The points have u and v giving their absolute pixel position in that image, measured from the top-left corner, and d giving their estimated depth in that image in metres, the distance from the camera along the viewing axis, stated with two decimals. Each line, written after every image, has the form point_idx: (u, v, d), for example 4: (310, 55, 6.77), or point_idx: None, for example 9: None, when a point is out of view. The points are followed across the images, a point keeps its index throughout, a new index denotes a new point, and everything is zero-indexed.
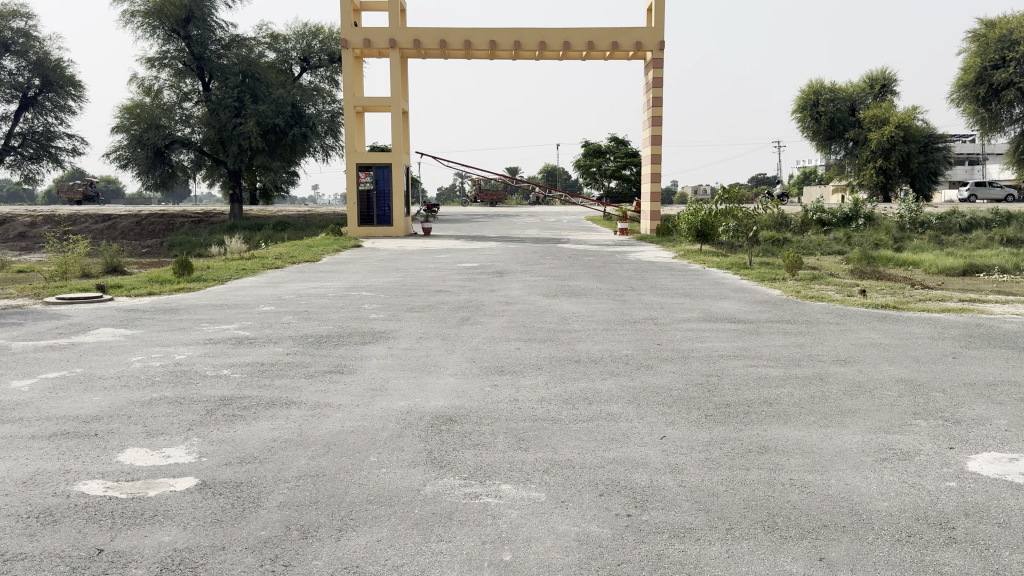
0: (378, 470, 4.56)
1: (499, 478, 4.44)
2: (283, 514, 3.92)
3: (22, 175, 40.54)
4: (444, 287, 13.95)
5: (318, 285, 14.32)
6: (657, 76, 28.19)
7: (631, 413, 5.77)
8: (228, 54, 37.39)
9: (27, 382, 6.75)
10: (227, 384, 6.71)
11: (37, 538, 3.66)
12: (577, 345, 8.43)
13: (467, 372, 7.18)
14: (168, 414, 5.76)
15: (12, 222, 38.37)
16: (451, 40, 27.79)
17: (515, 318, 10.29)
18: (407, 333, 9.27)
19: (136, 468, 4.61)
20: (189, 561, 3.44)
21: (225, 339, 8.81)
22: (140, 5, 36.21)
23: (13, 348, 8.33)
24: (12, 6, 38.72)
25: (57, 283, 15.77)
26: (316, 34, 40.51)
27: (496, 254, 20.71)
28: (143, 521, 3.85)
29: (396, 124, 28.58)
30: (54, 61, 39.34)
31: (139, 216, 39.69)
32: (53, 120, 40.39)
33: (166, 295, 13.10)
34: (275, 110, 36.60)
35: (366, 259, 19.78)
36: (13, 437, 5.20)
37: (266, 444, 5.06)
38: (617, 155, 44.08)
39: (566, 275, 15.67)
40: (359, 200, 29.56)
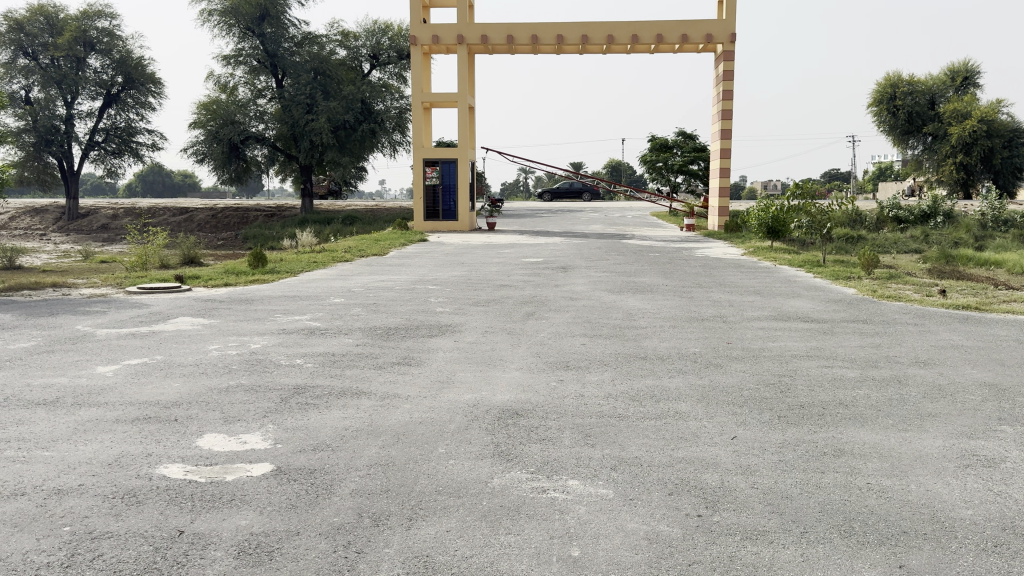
0: (447, 462, 4.59)
1: (566, 474, 4.42)
2: (354, 502, 3.99)
3: (105, 169, 42.11)
4: (509, 281, 13.98)
5: (385, 279, 14.53)
6: (728, 69, 27.66)
7: (699, 413, 5.67)
8: (301, 52, 38.21)
9: (111, 369, 7.01)
10: (299, 374, 6.85)
11: (122, 518, 3.80)
12: (644, 341, 8.35)
13: (533, 367, 7.17)
14: (245, 401, 5.93)
15: (96, 215, 40.09)
16: (518, 36, 27.82)
17: (580, 314, 10.21)
18: (473, 326, 9.34)
19: (214, 453, 4.76)
20: (265, 545, 3.52)
21: (298, 330, 9.04)
22: (217, 4, 37.29)
23: (98, 335, 8.67)
24: (98, 6, 40.28)
25: (138, 273, 16.37)
26: (385, 31, 40.84)
27: (561, 250, 20.62)
28: (221, 505, 3.96)
29: (463, 119, 28.73)
30: (136, 60, 40.78)
31: (215, 208, 40.99)
32: (135, 116, 41.77)
33: (240, 285, 13.52)
34: (345, 107, 37.22)
35: (431, 254, 19.94)
36: (100, 419, 5.43)
37: (338, 433, 5.15)
38: (685, 150, 43.21)
39: (631, 271, 15.47)
40: (425, 195, 29.85)
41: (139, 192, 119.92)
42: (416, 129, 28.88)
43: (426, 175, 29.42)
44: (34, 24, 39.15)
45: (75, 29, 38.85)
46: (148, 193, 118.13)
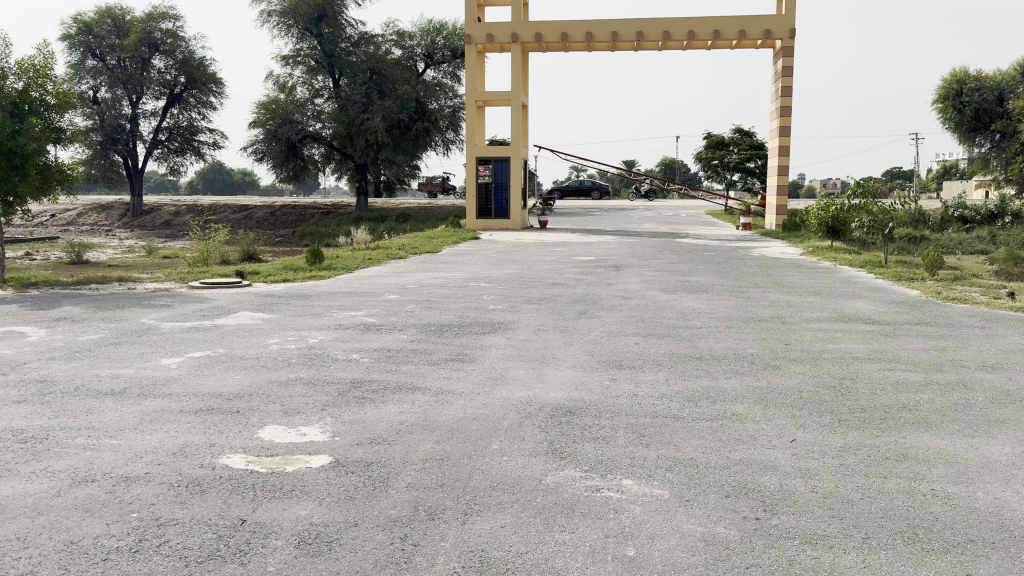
0: (500, 458, 4.60)
1: (620, 473, 4.39)
2: (410, 495, 4.03)
3: (168, 167, 43.31)
4: (561, 279, 13.95)
5: (438, 276, 14.62)
6: (787, 65, 27.14)
7: (757, 415, 5.58)
8: (357, 52, 38.68)
9: (175, 361, 7.22)
10: (356, 369, 6.95)
11: (187, 506, 3.92)
12: (699, 342, 8.25)
13: (586, 365, 7.14)
14: (303, 394, 6.05)
15: (160, 212, 41.29)
16: (572, 33, 27.72)
17: (634, 313, 10.14)
18: (526, 324, 9.35)
19: (274, 444, 4.86)
20: (324, 535, 3.59)
21: (353, 325, 9.18)
22: (277, 5, 38.00)
23: (162, 328, 8.92)
24: (163, 8, 41.35)
25: (200, 269, 16.78)
26: (440, 30, 40.90)
27: (614, 248, 20.50)
28: (281, 495, 4.05)
29: (516, 117, 28.75)
30: (198, 60, 41.79)
31: (273, 206, 41.83)
32: (196, 115, 42.83)
33: (298, 281, 13.76)
34: (400, 106, 37.61)
35: (484, 251, 20.01)
36: (165, 410, 5.59)
37: (393, 427, 5.21)
38: (741, 147, 42.51)
39: (685, 271, 15.28)
40: (478, 193, 29.98)
41: (199, 189, 122.76)
42: (469, 127, 29.02)
43: (479, 173, 29.53)
44: (101, 27, 40.43)
45: (140, 31, 39.96)
46: (208, 190, 120.91)
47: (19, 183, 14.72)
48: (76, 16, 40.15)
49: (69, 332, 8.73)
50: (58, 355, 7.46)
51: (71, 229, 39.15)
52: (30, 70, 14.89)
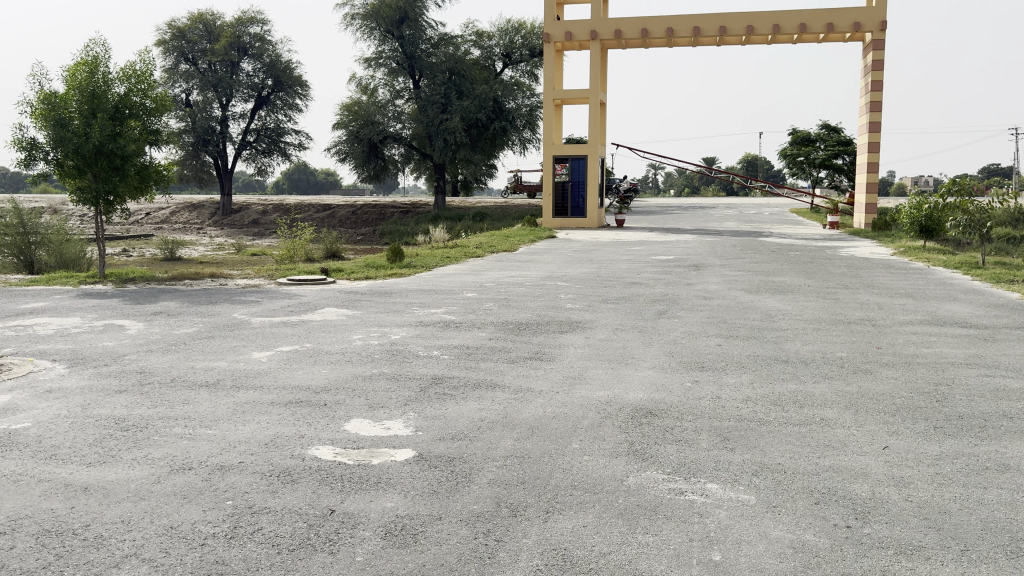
0: (581, 458, 4.60)
1: (704, 476, 4.33)
2: (492, 491, 4.06)
3: (256, 168, 44.82)
4: (639, 279, 13.81)
5: (515, 275, 14.69)
6: (877, 58, 26.20)
7: (847, 421, 5.41)
8: (437, 53, 39.15)
9: (266, 354, 7.48)
10: (436, 365, 7.05)
11: (279, 495, 4.05)
12: (784, 344, 8.05)
13: (667, 366, 7.05)
14: (387, 389, 6.17)
15: (249, 211, 42.76)
16: (653, 29, 27.41)
17: (715, 314, 9.97)
18: (604, 323, 9.31)
19: (360, 437, 4.98)
20: (409, 528, 3.65)
21: (434, 322, 9.32)
22: (360, 8, 38.82)
23: (253, 323, 9.26)
24: (251, 13, 42.76)
25: (286, 266, 17.29)
26: (518, 30, 40.86)
27: (694, 247, 20.17)
28: (368, 487, 4.14)
29: (594, 115, 28.61)
30: (284, 63, 43.08)
31: (355, 205, 42.80)
32: (283, 117, 44.15)
33: (380, 279, 14.06)
34: (478, 106, 37.86)
35: (562, 250, 19.96)
36: (257, 402, 5.79)
37: (475, 423, 5.28)
38: (828, 144, 41.20)
39: (769, 271, 14.91)
40: (555, 191, 29.97)
41: (286, 189, 126.58)
42: (547, 126, 29.03)
43: (556, 171, 29.52)
44: (194, 32, 42.08)
45: (230, 36, 41.44)
46: (294, 190, 124.39)
47: (119, 184, 15.57)
48: (170, 22, 41.89)
49: (166, 325, 9.14)
50: (156, 347, 7.82)
51: (166, 227, 40.98)
52: (131, 76, 15.63)
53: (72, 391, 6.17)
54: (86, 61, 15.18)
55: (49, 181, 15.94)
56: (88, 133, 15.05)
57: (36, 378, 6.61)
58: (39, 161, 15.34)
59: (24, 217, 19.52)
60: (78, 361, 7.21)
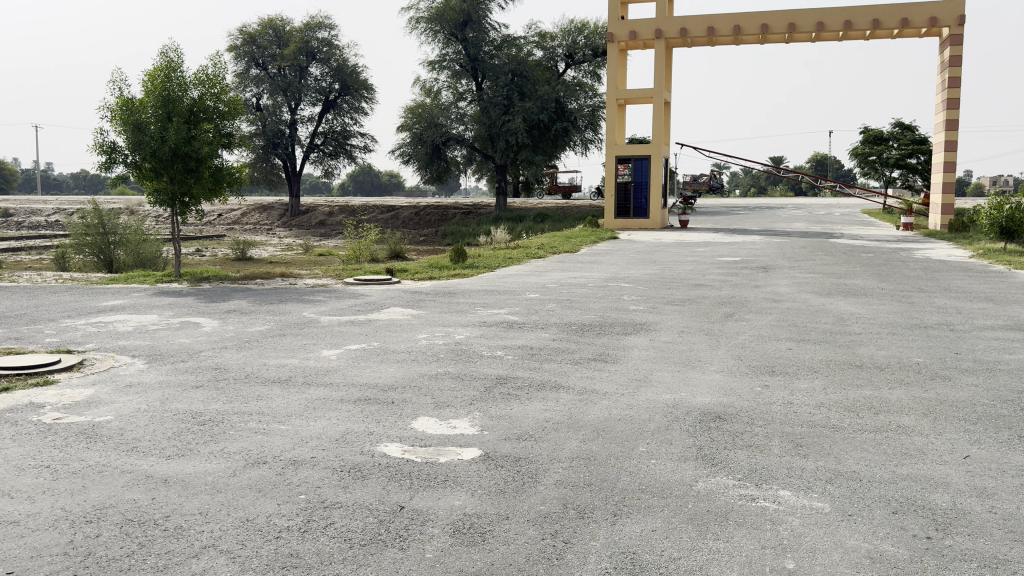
0: (648, 461, 4.55)
1: (776, 483, 4.24)
2: (560, 492, 4.06)
3: (323, 170, 45.72)
4: (704, 281, 13.59)
5: (578, 276, 14.64)
6: (955, 54, 25.30)
7: (925, 429, 5.22)
8: (500, 54, 39.29)
9: (334, 352, 7.63)
10: (501, 365, 7.07)
11: (350, 490, 4.12)
12: (858, 349, 7.82)
13: (735, 370, 6.93)
14: (453, 389, 6.21)
15: (315, 212, 43.62)
16: (719, 27, 27.02)
17: (785, 316, 9.76)
18: (669, 325, 9.21)
19: (427, 435, 5.03)
20: (478, 526, 3.67)
21: (497, 322, 9.36)
22: (425, 12, 39.29)
23: (322, 321, 9.46)
24: (319, 18, 43.62)
25: (352, 266, 17.59)
26: (581, 30, 40.57)
27: (761, 249, 19.77)
28: (436, 484, 4.19)
29: (658, 115, 28.32)
30: (351, 67, 43.85)
31: (418, 207, 43.26)
32: (349, 120, 44.92)
33: (443, 279, 14.19)
34: (540, 106, 37.83)
35: (624, 252, 19.82)
36: (327, 399, 5.91)
37: (540, 424, 5.28)
38: (902, 142, 39.87)
39: (841, 273, 14.51)
40: (617, 192, 29.78)
41: (351, 191, 128.76)
42: (610, 126, 28.86)
43: (619, 172, 29.33)
44: (264, 37, 43.15)
45: (299, 41, 42.37)
46: (358, 192, 126.64)
47: (194, 185, 16.09)
48: (242, 28, 43.05)
49: (239, 323, 9.41)
50: (230, 344, 8.05)
51: (236, 227, 42.18)
52: (205, 80, 16.10)
53: (152, 385, 6.41)
54: (161, 67, 15.70)
55: (127, 183, 16.54)
56: (163, 137, 15.59)
57: (118, 373, 6.88)
58: (118, 163, 15.95)
59: (103, 217, 20.29)
60: (156, 357, 7.48)
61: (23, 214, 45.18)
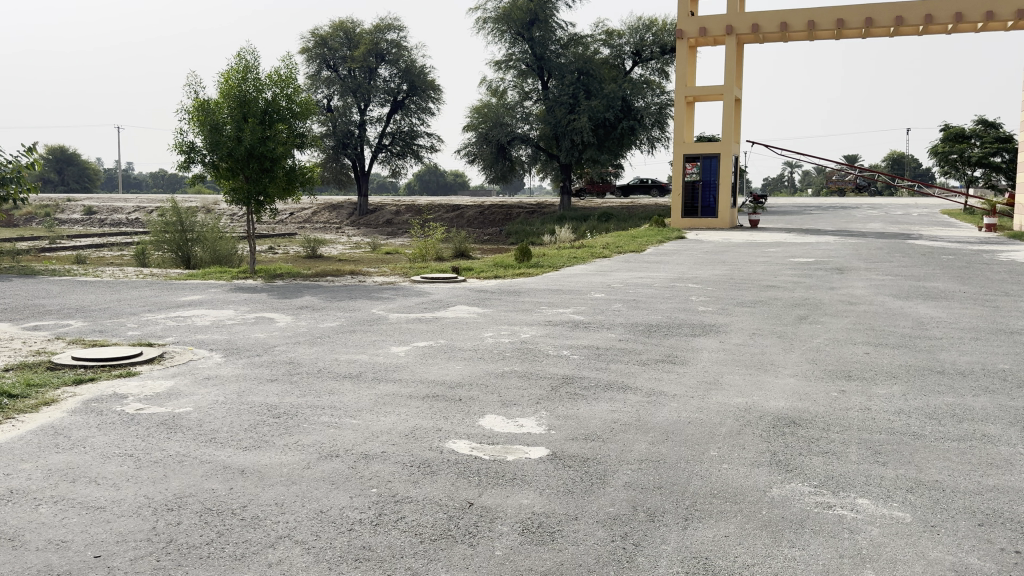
0: (720, 466, 4.47)
1: (854, 491, 4.11)
2: (629, 494, 4.02)
3: (390, 170, 46.37)
4: (776, 282, 13.29)
5: (644, 275, 14.49)
6: None
7: (1013, 438, 5.00)
8: (567, 53, 39.21)
9: (403, 349, 7.72)
10: (568, 365, 7.04)
11: (420, 485, 4.16)
12: (939, 354, 7.54)
13: (809, 374, 6.75)
14: (519, 387, 6.22)
15: (382, 211, 44.28)
16: (792, 22, 26.40)
17: (861, 320, 9.47)
18: (740, 327, 9.03)
19: (495, 433, 5.05)
20: (546, 526, 3.66)
21: (564, 322, 9.34)
22: (492, 12, 39.47)
23: (390, 319, 9.59)
24: (388, 20, 44.26)
25: (419, 264, 17.78)
26: (650, 27, 39.99)
27: (834, 250, 19.24)
28: (505, 482, 4.19)
29: (728, 112, 27.82)
30: (419, 68, 44.36)
31: (483, 206, 43.55)
32: (416, 120, 45.44)
33: (508, 278, 14.22)
34: (606, 105, 37.60)
35: (692, 252, 19.56)
36: (396, 395, 5.99)
37: (609, 425, 5.24)
38: (985, 140, 38.29)
39: (920, 275, 14.01)
40: (684, 191, 29.41)
41: (417, 190, 130.18)
42: (678, 124, 28.49)
43: (686, 171, 28.96)
44: (335, 40, 44.00)
45: (368, 43, 43.08)
46: (424, 191, 128.05)
47: (269, 184, 16.55)
48: (314, 31, 44.02)
49: (311, 319, 9.62)
50: (303, 340, 8.24)
51: (307, 226, 43.11)
52: (279, 81, 16.51)
53: (229, 378, 6.60)
54: (237, 69, 16.16)
55: (205, 182, 17.10)
56: (239, 137, 16.04)
57: (196, 365, 7.10)
58: (197, 162, 16.50)
59: (182, 215, 20.95)
60: (233, 351, 7.69)
61: (106, 212, 47.10)
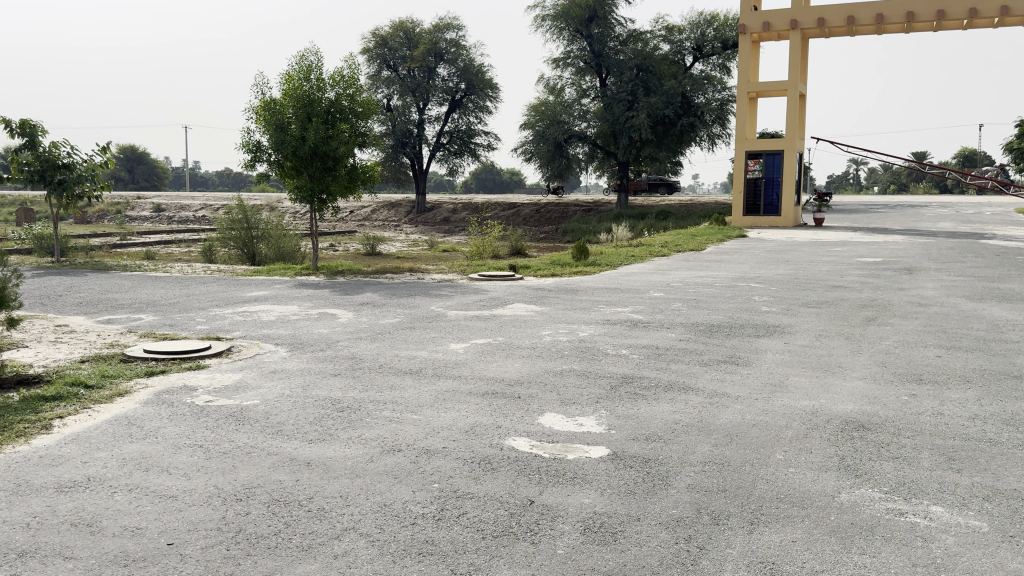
0: (787, 470, 4.38)
1: (927, 498, 3.99)
2: (692, 496, 3.97)
3: (448, 168, 46.73)
4: (842, 282, 12.96)
5: (704, 275, 14.31)
6: None
7: None
8: (625, 50, 38.86)
9: (462, 346, 7.77)
10: (628, 364, 7.01)
11: (481, 482, 4.19)
12: (1017, 358, 7.26)
13: (879, 378, 6.57)
14: (578, 386, 6.21)
15: (440, 209, 44.62)
16: (859, 16, 25.71)
17: (932, 322, 9.17)
18: (805, 329, 8.82)
19: (555, 431, 5.04)
20: (608, 526, 3.65)
21: (622, 321, 9.28)
22: (551, 9, 39.38)
23: (449, 316, 9.66)
24: (447, 19, 44.53)
25: (476, 262, 17.86)
26: (711, 22, 39.31)
27: (903, 249, 18.66)
28: (565, 481, 4.19)
29: (792, 108, 27.22)
30: (477, 67, 44.53)
31: (539, 204, 43.53)
32: (474, 119, 45.63)
33: (566, 276, 14.17)
34: (666, 101, 37.18)
35: (753, 251, 19.19)
36: (456, 391, 6.03)
37: (670, 425, 5.19)
38: None
39: (995, 276, 13.47)
40: (746, 189, 28.91)
41: (474, 189, 131.05)
42: (739, 121, 28.03)
43: (748, 168, 28.48)
44: (395, 40, 44.47)
45: (428, 42, 43.42)
46: (480, 189, 128.81)
47: (331, 183, 16.86)
48: (375, 31, 44.60)
49: (372, 315, 9.76)
50: (365, 335, 8.36)
51: (366, 223, 43.77)
52: (341, 81, 16.79)
53: (294, 372, 6.75)
54: (300, 70, 16.49)
55: (269, 182, 17.50)
56: (303, 137, 16.33)
57: (262, 359, 7.27)
58: (262, 162, 16.88)
59: (247, 213, 21.48)
60: (297, 346, 7.85)
61: (174, 210, 48.58)
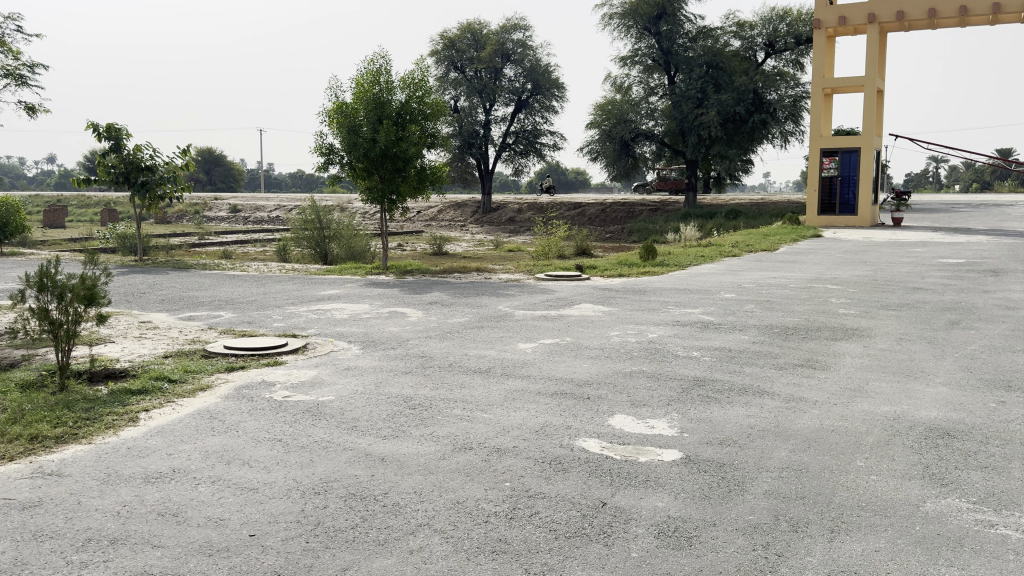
0: (867, 477, 4.25)
1: (1018, 510, 3.82)
2: (769, 503, 3.90)
3: (513, 168, 46.91)
4: (923, 284, 12.48)
5: (777, 276, 13.99)
6: None
7: None
8: (695, 47, 38.20)
9: (531, 346, 7.78)
10: (699, 366, 6.92)
11: (553, 482, 4.19)
12: None
13: (964, 384, 6.31)
14: (649, 388, 6.16)
15: (505, 209, 44.78)
16: (942, 8, 24.73)
17: (1022, 326, 8.75)
18: (884, 332, 8.54)
19: (626, 433, 5.01)
20: (683, 530, 3.62)
21: (692, 322, 9.15)
22: (618, 8, 39.04)
23: (517, 315, 9.69)
24: (514, 20, 44.68)
25: (542, 261, 17.87)
26: (784, 17, 38.34)
27: (988, 250, 17.87)
28: (637, 484, 4.16)
29: (869, 104, 26.42)
30: (544, 67, 44.53)
31: (605, 203, 43.26)
32: (540, 119, 45.63)
33: (633, 276, 14.05)
34: (736, 99, 36.51)
35: (828, 251, 18.65)
36: (525, 391, 6.05)
37: (744, 429, 5.11)
38: None
39: None
40: (820, 187, 28.18)
41: (539, 189, 131.12)
42: (814, 118, 27.37)
43: (823, 166, 27.83)
44: (463, 41, 44.81)
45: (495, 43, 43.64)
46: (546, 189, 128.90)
47: (401, 184, 17.14)
48: (443, 33, 45.04)
49: (441, 314, 9.87)
50: (435, 334, 8.47)
51: (433, 223, 44.27)
52: (411, 83, 17.01)
53: (367, 369, 6.89)
54: (370, 73, 16.79)
55: (340, 183, 17.87)
56: (374, 138, 16.61)
57: (336, 356, 7.43)
58: (334, 164, 17.25)
59: (320, 214, 21.98)
60: (370, 344, 8.00)
61: (250, 210, 50.02)
